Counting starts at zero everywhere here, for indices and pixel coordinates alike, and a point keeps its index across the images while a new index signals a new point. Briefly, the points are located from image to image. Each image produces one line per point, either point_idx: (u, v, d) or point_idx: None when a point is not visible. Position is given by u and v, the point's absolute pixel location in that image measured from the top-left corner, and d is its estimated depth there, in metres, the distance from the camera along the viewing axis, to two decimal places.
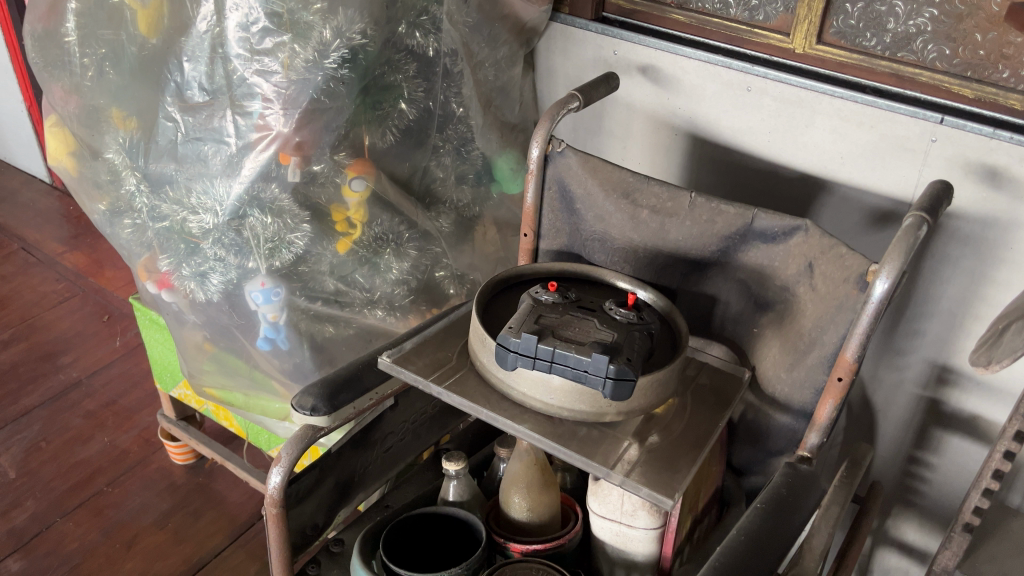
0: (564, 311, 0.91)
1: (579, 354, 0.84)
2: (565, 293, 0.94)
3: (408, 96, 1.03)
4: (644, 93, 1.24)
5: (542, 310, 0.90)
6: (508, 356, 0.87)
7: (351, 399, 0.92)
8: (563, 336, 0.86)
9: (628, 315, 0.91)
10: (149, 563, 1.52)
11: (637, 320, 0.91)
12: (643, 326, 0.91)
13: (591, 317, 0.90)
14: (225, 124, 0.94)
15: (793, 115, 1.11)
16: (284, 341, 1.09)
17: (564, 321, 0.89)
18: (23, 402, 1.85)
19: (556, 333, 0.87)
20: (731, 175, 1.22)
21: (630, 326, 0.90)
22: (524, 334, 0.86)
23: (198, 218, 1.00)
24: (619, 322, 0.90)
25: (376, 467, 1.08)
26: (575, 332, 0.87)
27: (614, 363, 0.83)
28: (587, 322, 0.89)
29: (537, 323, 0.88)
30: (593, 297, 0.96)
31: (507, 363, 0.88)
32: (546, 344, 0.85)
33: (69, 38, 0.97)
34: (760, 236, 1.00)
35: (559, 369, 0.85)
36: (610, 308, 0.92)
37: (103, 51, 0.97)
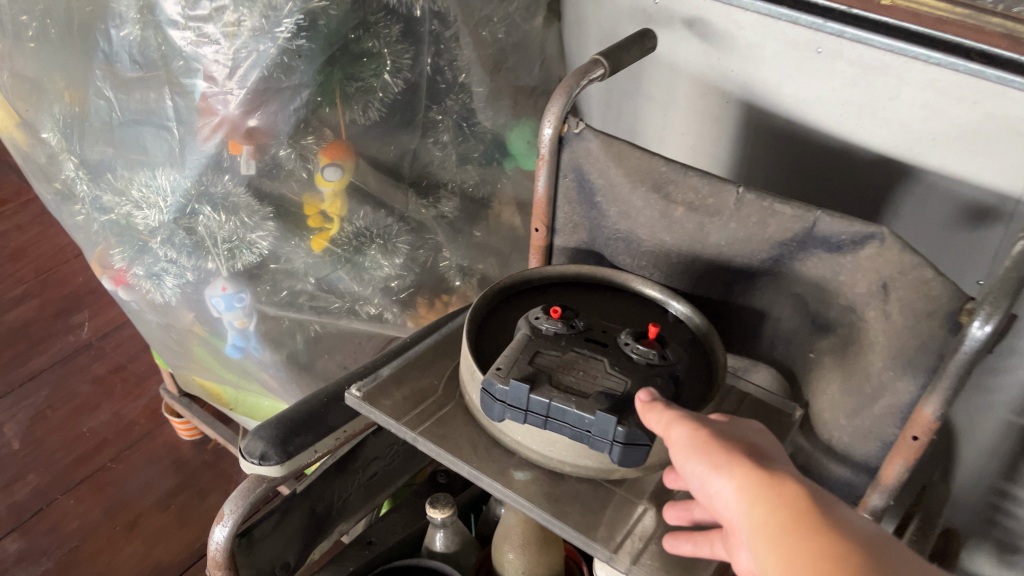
0: (566, 348, 0.73)
1: (580, 410, 0.66)
2: (571, 322, 0.76)
3: (392, 65, 0.85)
4: (691, 51, 1.03)
5: (539, 346, 0.73)
6: (494, 406, 0.70)
7: (312, 440, 0.76)
8: (562, 384, 0.69)
9: (645, 355, 0.73)
10: (150, 546, 1.43)
11: (658, 361, 0.73)
12: (663, 370, 0.72)
13: (599, 357, 0.72)
14: (164, 105, 0.78)
15: (875, 84, 0.89)
16: (256, 349, 0.96)
17: (566, 362, 0.71)
18: (31, 365, 1.75)
19: (553, 379, 0.69)
20: (794, 155, 1.01)
21: (649, 370, 0.72)
22: (513, 383, 0.68)
23: (143, 213, 0.84)
24: (636, 364, 0.72)
25: (359, 497, 0.94)
26: (579, 379, 0.69)
27: (623, 424, 0.65)
28: (595, 363, 0.71)
29: (532, 364, 0.70)
30: (605, 326, 0.78)
31: (494, 414, 0.70)
32: (539, 396, 0.67)
33: None
34: (822, 243, 0.80)
35: (556, 426, 0.68)
36: (625, 344, 0.74)
37: (42, 7, 0.80)
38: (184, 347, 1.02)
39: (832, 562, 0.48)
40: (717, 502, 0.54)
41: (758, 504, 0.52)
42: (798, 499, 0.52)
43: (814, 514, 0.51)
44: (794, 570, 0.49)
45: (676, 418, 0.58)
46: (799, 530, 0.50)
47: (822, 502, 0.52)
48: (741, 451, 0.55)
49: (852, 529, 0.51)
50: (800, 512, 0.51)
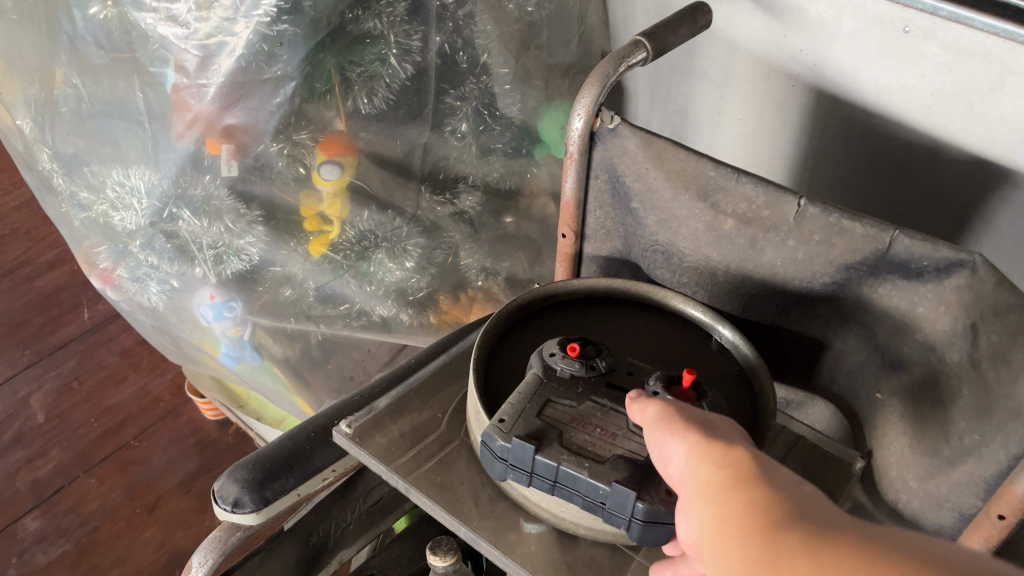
0: (583, 397, 0.61)
1: (591, 478, 0.55)
2: (592, 364, 0.64)
3: (398, 48, 0.73)
4: (753, 25, 0.89)
5: (549, 394, 0.61)
6: (496, 463, 0.59)
7: (294, 484, 0.68)
8: (573, 443, 0.57)
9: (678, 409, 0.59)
10: (169, 532, 1.40)
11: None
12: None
13: (620, 410, 0.60)
14: (135, 98, 0.69)
15: (972, 72, 0.73)
16: (254, 357, 0.87)
17: (581, 416, 0.60)
18: (61, 333, 1.73)
19: (562, 437, 0.58)
20: (870, 149, 0.86)
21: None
22: (516, 441, 0.57)
23: (119, 215, 0.76)
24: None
25: (358, 526, 0.85)
26: (593, 438, 0.58)
27: (643, 499, 0.54)
28: (613, 417, 0.60)
29: (540, 417, 0.59)
30: (635, 369, 0.65)
31: (495, 471, 0.60)
32: (547, 458, 0.56)
33: None
34: (899, 269, 0.67)
35: (565, 493, 0.57)
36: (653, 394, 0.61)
37: None
38: (188, 354, 0.96)
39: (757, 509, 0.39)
40: (672, 471, 0.46)
41: (704, 462, 0.43)
42: (745, 453, 0.42)
43: (754, 466, 0.41)
44: (724, 528, 0.39)
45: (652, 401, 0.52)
46: (740, 483, 0.41)
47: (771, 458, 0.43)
48: (704, 417, 0.47)
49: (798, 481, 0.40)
50: (746, 468, 0.41)
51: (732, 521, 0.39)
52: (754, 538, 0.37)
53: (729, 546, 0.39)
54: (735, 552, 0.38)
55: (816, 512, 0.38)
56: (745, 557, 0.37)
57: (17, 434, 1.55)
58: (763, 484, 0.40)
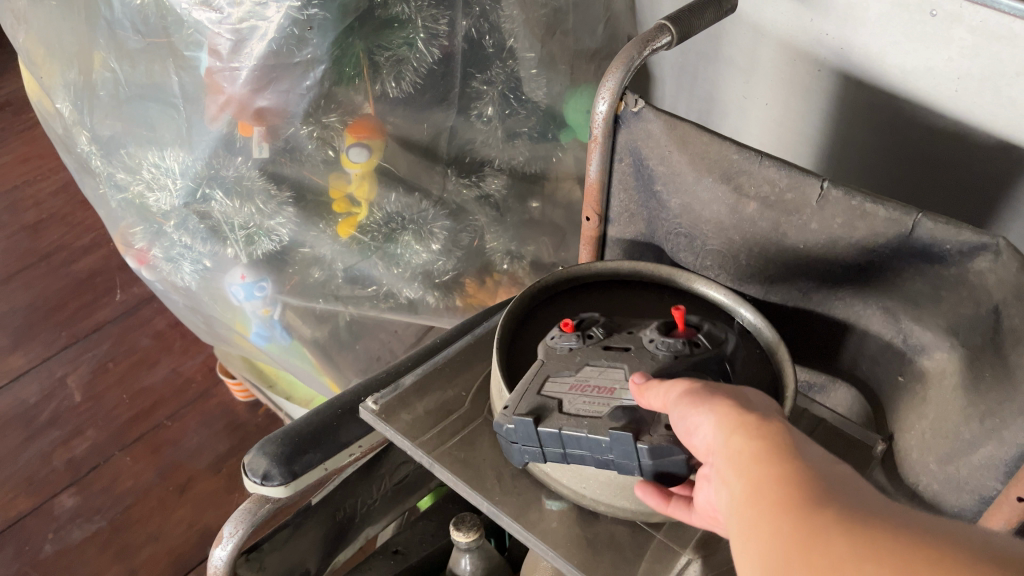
0: (581, 364, 0.61)
1: (589, 433, 0.55)
2: (587, 333, 0.64)
3: (425, 32, 0.75)
4: (779, 10, 0.89)
5: (548, 370, 0.61)
6: (512, 449, 0.60)
7: (321, 458, 0.70)
8: (575, 408, 0.58)
9: (676, 347, 0.61)
10: (200, 511, 1.44)
11: (696, 353, 0.61)
12: (702, 362, 0.61)
13: (618, 364, 0.61)
14: (170, 81, 0.71)
15: (1000, 55, 0.73)
16: (284, 335, 0.89)
17: (579, 381, 0.60)
18: (96, 316, 1.76)
19: (565, 406, 0.58)
20: (897, 135, 0.86)
21: (688, 368, 0.60)
22: (517, 419, 0.57)
23: (154, 195, 0.78)
24: (670, 362, 0.60)
25: (384, 503, 0.87)
26: (590, 399, 0.58)
27: (644, 440, 0.54)
28: (612, 375, 0.60)
29: (541, 392, 0.59)
30: (629, 324, 0.66)
31: (516, 458, 0.60)
32: (548, 427, 0.57)
33: None
34: (923, 253, 0.67)
35: (578, 457, 0.57)
36: (649, 341, 0.62)
37: None
38: (219, 334, 0.99)
39: (795, 482, 0.39)
40: (699, 440, 0.46)
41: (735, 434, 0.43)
42: (776, 426, 0.42)
43: (788, 441, 0.41)
44: (758, 499, 0.39)
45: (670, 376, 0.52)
46: (774, 455, 0.41)
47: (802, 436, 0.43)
48: (731, 392, 0.47)
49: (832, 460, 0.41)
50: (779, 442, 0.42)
51: (767, 494, 0.39)
52: (792, 513, 0.37)
53: (764, 520, 0.38)
54: (770, 526, 0.38)
55: (854, 491, 0.38)
56: (781, 531, 0.37)
57: (54, 415, 1.59)
58: (799, 460, 0.40)
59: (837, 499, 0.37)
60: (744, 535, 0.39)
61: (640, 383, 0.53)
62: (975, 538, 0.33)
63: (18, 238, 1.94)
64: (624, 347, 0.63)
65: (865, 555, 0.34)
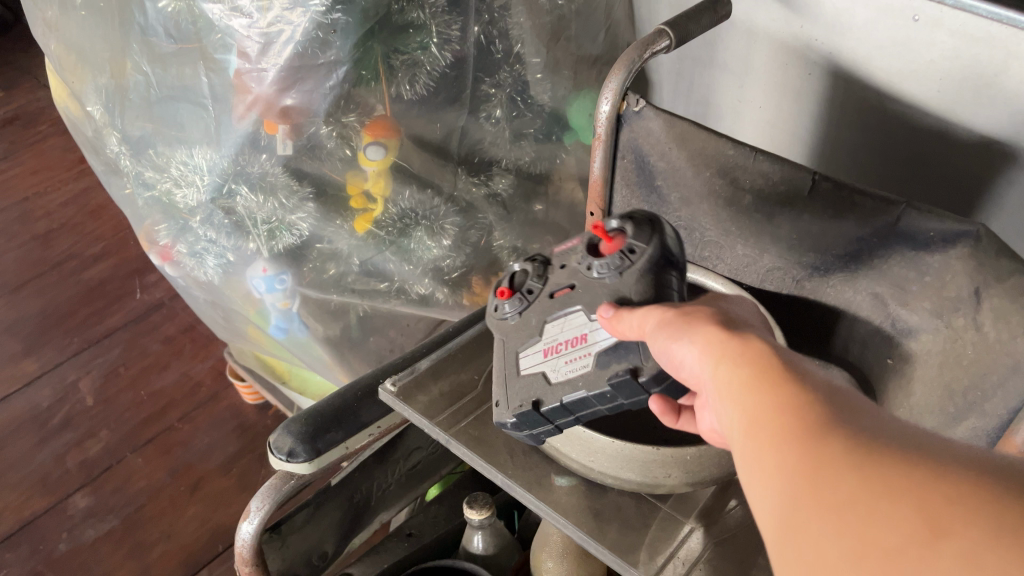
0: (542, 325, 0.63)
1: (588, 390, 0.56)
2: (527, 289, 0.65)
3: (438, 37, 0.79)
4: (771, 17, 0.94)
5: (518, 344, 0.64)
6: (525, 432, 0.64)
7: (343, 437, 0.74)
8: (561, 372, 0.59)
9: (611, 266, 0.59)
10: (211, 510, 1.47)
11: (631, 258, 0.58)
12: (640, 264, 0.57)
13: (574, 309, 0.61)
14: (200, 81, 0.75)
15: (979, 56, 0.78)
16: (301, 328, 0.94)
17: (549, 343, 0.61)
18: (107, 322, 1.80)
19: (552, 375, 0.60)
20: (885, 135, 0.91)
21: (631, 280, 0.57)
22: (516, 413, 0.61)
23: (182, 192, 0.82)
24: (614, 282, 0.58)
25: (398, 488, 0.91)
26: (571, 362, 0.59)
27: (643, 374, 0.54)
28: (573, 320, 0.60)
29: (524, 372, 0.62)
30: (566, 258, 0.65)
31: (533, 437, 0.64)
32: (549, 404, 0.59)
33: None
34: (908, 240, 0.71)
35: (588, 415, 0.59)
36: (590, 270, 0.61)
37: None
38: (235, 326, 1.03)
39: (797, 409, 0.37)
40: (691, 372, 0.46)
41: (726, 365, 0.42)
42: (765, 352, 0.41)
43: (778, 364, 0.40)
44: (756, 429, 0.38)
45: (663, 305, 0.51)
46: (767, 381, 0.39)
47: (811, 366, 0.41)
48: (732, 325, 0.46)
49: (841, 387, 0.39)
50: (768, 365, 0.40)
51: (765, 425, 0.38)
52: (790, 441, 0.36)
53: (760, 447, 0.37)
54: (771, 458, 0.36)
55: (864, 417, 0.36)
56: (782, 463, 0.35)
57: (67, 418, 1.63)
58: (804, 387, 0.38)
59: (842, 425, 0.35)
60: (745, 471, 0.38)
61: (610, 317, 0.54)
62: (989, 462, 0.31)
63: (30, 246, 1.98)
64: (569, 285, 0.62)
65: (867, 483, 0.32)
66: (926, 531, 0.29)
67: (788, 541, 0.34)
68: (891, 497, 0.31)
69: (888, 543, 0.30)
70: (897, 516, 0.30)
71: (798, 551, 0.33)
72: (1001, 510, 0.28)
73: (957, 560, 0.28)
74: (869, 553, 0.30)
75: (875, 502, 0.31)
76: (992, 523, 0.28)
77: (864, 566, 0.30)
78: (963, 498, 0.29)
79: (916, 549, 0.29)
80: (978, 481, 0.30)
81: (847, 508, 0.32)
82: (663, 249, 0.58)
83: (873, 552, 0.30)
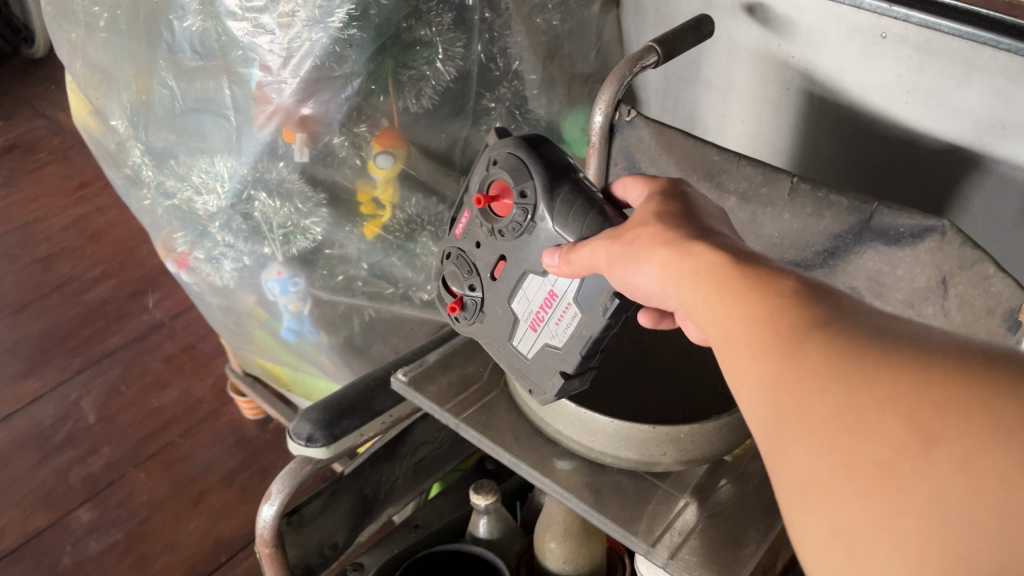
0: (510, 308, 0.68)
1: (591, 330, 0.61)
2: (471, 287, 0.71)
3: (443, 54, 0.86)
4: (751, 36, 1.01)
5: (509, 334, 0.69)
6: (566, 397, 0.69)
7: (358, 424, 0.79)
8: (559, 333, 0.64)
9: (522, 220, 0.64)
10: (213, 522, 1.50)
11: (530, 201, 0.63)
12: (541, 200, 0.62)
13: (523, 275, 0.66)
14: (222, 94, 0.81)
15: (941, 70, 0.85)
16: (311, 332, 1.01)
17: (531, 317, 0.66)
18: (108, 342, 1.84)
19: (552, 343, 0.65)
20: (859, 145, 0.97)
21: (546, 216, 0.62)
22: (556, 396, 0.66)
23: (202, 199, 0.89)
24: (536, 228, 0.63)
25: (405, 482, 0.95)
26: (561, 323, 0.64)
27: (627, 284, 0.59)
28: (531, 287, 0.66)
29: (534, 355, 0.67)
30: (471, 235, 0.69)
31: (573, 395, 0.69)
32: (573, 364, 0.64)
33: None
34: (880, 236, 0.77)
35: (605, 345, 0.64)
36: (505, 233, 0.65)
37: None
38: (242, 329, 1.08)
39: (774, 326, 0.39)
40: (658, 291, 0.50)
41: (698, 286, 0.45)
42: (730, 267, 0.44)
43: (747, 275, 0.43)
44: (737, 347, 0.40)
45: (613, 237, 0.54)
46: (740, 297, 0.41)
47: (772, 265, 0.43)
48: (687, 245, 0.48)
49: (805, 287, 0.41)
50: (735, 279, 0.43)
51: (745, 342, 0.40)
52: (772, 356, 0.38)
53: (743, 365, 0.39)
54: (755, 374, 0.38)
55: (835, 319, 0.38)
56: (766, 377, 0.38)
57: (69, 435, 1.66)
58: (775, 300, 0.40)
59: (818, 335, 0.37)
60: (730, 382, 0.41)
61: (557, 266, 0.60)
62: (962, 359, 0.33)
63: (31, 270, 2.01)
64: (500, 258, 0.67)
65: (853, 396, 0.34)
66: (918, 442, 0.31)
67: (780, 455, 0.36)
68: (879, 410, 0.33)
69: (882, 458, 0.32)
70: (886, 425, 0.32)
71: (790, 466, 0.35)
72: (986, 418, 0.31)
73: (951, 467, 0.30)
74: (862, 467, 0.32)
75: (865, 418, 0.33)
76: (980, 430, 0.30)
77: (858, 480, 0.32)
78: (947, 402, 0.32)
79: (909, 462, 0.31)
80: (958, 384, 0.32)
81: (837, 424, 0.34)
82: (542, 171, 0.63)
83: (867, 467, 0.32)
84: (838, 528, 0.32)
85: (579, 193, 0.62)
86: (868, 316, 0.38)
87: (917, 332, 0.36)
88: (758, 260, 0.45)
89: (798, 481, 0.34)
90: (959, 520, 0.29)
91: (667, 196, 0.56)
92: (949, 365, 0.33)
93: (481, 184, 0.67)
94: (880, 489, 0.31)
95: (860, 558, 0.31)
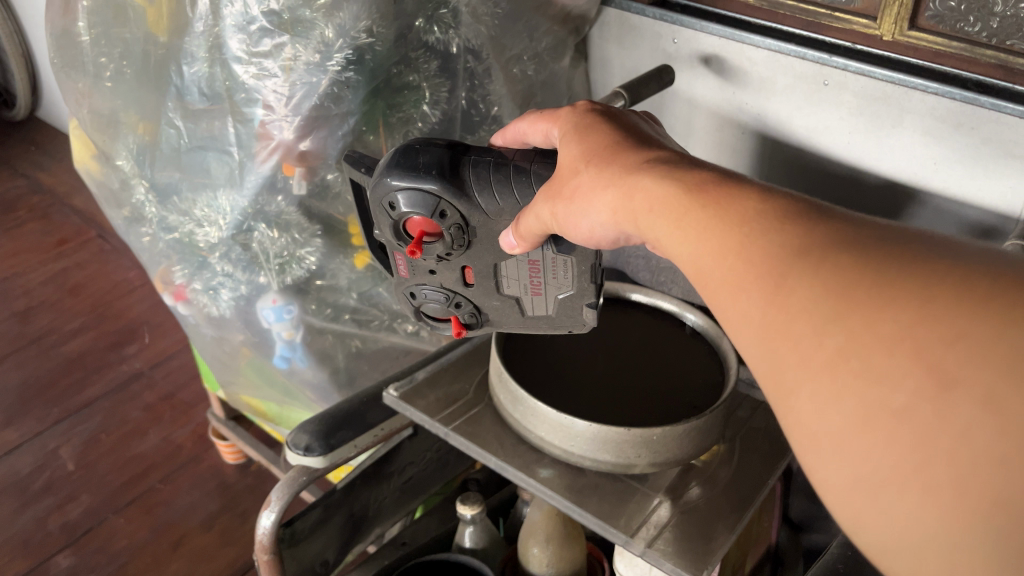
0: (504, 294, 0.75)
1: (589, 262, 0.69)
2: (456, 304, 0.76)
3: (430, 98, 0.94)
4: (708, 87, 1.10)
5: (520, 313, 0.76)
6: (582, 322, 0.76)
7: (352, 435, 0.84)
8: (562, 280, 0.71)
9: (462, 231, 0.70)
10: (194, 565, 1.51)
11: (455, 213, 0.69)
12: (463, 206, 0.68)
13: (500, 265, 0.72)
14: (226, 131, 0.89)
15: (879, 113, 0.94)
16: (301, 360, 1.07)
17: (529, 289, 0.73)
18: (86, 392, 1.86)
19: (563, 291, 0.72)
20: (809, 182, 1.06)
21: (478, 213, 0.69)
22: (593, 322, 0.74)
23: (203, 231, 0.96)
24: (475, 224, 0.70)
25: (393, 502, 1.00)
26: (558, 275, 0.71)
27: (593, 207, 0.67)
28: (511, 271, 0.72)
29: (551, 309, 0.74)
30: (420, 268, 0.75)
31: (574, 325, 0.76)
32: (590, 298, 0.72)
33: (81, 37, 0.89)
34: None
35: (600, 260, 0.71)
36: (450, 249, 0.71)
37: (118, 51, 0.89)
38: (234, 362, 1.14)
39: (762, 264, 0.43)
40: (615, 231, 0.56)
41: (674, 225, 0.49)
42: (701, 201, 0.48)
43: (723, 210, 0.47)
44: (726, 281, 0.45)
45: (551, 198, 0.60)
46: (723, 232, 0.46)
47: (741, 191, 0.47)
48: (631, 181, 0.54)
49: (775, 209, 0.45)
50: (711, 216, 0.47)
51: (736, 279, 0.44)
52: (766, 296, 0.42)
53: (737, 302, 0.44)
54: (750, 308, 0.43)
55: (814, 244, 0.41)
56: (766, 317, 0.42)
57: (48, 483, 1.66)
58: (755, 233, 0.44)
59: (804, 272, 0.40)
60: (722, 310, 0.45)
61: (518, 245, 0.66)
62: (960, 287, 0.36)
63: (10, 322, 2.03)
64: (462, 268, 0.73)
65: (858, 341, 0.37)
66: (934, 386, 0.35)
67: (792, 397, 0.40)
68: (886, 354, 0.36)
69: (898, 404, 0.36)
70: (898, 372, 0.36)
71: (805, 411, 0.39)
72: (993, 354, 0.34)
73: (970, 407, 0.34)
74: (878, 414, 0.36)
75: (873, 364, 0.37)
76: (994, 368, 0.34)
77: (880, 428, 0.36)
78: (952, 339, 0.35)
79: (926, 407, 0.35)
80: (962, 319, 0.35)
81: (845, 370, 0.38)
82: (438, 183, 0.68)
83: (885, 414, 0.36)
84: (866, 473, 0.37)
85: (483, 170, 0.68)
86: (851, 238, 0.41)
87: (903, 250, 0.39)
88: (714, 179, 0.49)
89: (817, 426, 0.39)
90: (988, 456, 0.33)
91: (582, 123, 0.63)
92: (948, 295, 0.36)
93: (398, 226, 0.72)
94: (901, 434, 0.36)
95: (893, 495, 0.36)
